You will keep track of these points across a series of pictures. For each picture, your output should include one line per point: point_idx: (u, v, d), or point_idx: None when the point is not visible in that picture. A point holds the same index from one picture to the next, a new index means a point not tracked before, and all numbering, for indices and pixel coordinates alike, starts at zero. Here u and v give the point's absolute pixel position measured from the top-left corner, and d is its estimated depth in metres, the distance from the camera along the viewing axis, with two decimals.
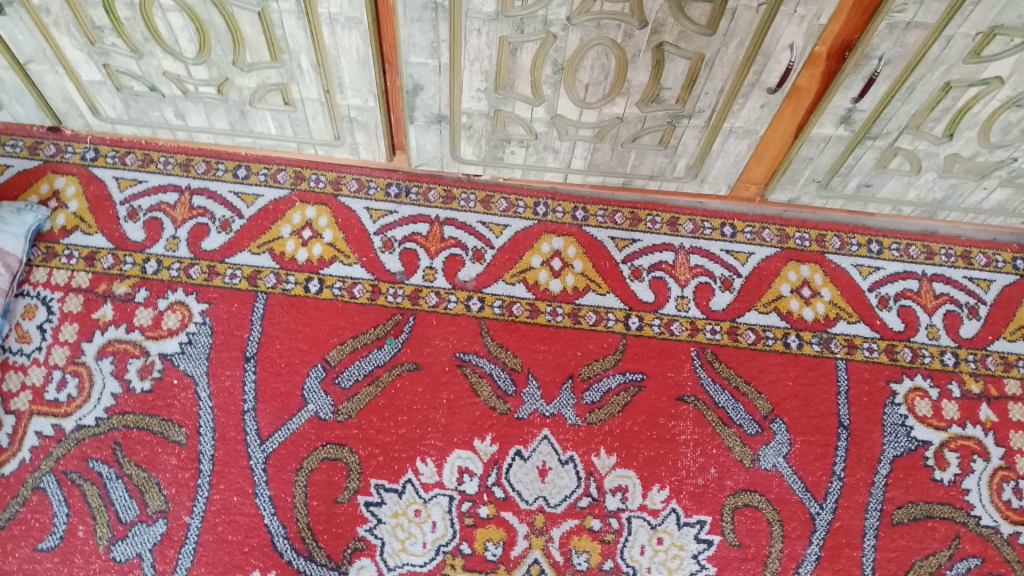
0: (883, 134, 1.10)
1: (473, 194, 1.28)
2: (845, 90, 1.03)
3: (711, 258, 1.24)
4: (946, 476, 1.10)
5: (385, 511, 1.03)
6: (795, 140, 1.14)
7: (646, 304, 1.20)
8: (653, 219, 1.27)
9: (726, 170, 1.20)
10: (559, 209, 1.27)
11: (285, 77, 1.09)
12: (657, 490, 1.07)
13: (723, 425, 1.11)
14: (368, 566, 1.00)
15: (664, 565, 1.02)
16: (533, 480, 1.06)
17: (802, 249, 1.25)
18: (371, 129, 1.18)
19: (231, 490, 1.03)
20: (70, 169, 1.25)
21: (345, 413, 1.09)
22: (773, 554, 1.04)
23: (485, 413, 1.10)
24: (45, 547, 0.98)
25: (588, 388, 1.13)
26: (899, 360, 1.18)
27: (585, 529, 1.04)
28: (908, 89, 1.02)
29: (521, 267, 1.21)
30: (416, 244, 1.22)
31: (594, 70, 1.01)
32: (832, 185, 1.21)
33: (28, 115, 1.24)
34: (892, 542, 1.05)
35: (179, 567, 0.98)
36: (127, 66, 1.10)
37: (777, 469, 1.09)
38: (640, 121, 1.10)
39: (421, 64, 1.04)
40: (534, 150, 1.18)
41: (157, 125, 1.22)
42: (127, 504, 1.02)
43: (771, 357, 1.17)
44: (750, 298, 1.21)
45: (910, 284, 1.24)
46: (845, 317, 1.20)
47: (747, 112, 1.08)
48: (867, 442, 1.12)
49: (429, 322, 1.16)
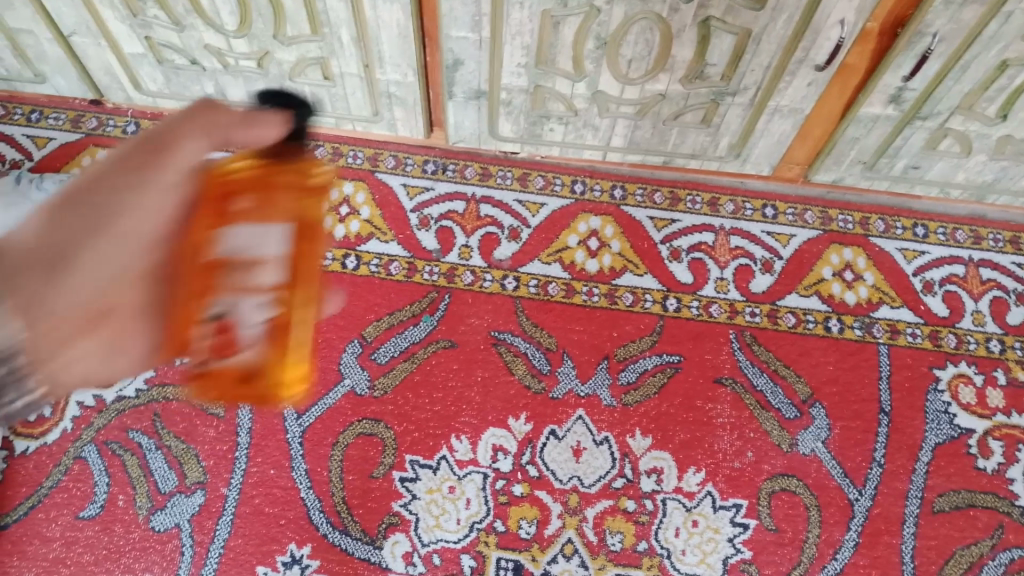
0: (933, 114, 1.07)
1: (510, 171, 1.26)
2: (896, 68, 1.00)
3: (751, 240, 1.22)
4: (989, 465, 1.08)
5: (420, 487, 1.04)
6: (841, 120, 1.11)
7: (684, 285, 1.18)
8: (693, 199, 1.25)
9: (770, 149, 1.17)
10: (597, 188, 1.25)
11: (325, 51, 1.08)
12: (693, 472, 1.06)
13: (761, 409, 1.10)
14: (402, 540, 1.01)
15: (699, 548, 1.02)
16: (567, 460, 1.06)
17: (845, 232, 1.23)
18: (410, 105, 1.17)
19: (268, 463, 1.05)
20: (111, 143, 1.26)
21: (381, 388, 1.09)
22: (810, 539, 1.03)
23: (520, 392, 1.10)
24: (86, 515, 1.01)
25: (625, 369, 1.12)
26: (943, 347, 1.15)
27: (619, 510, 1.04)
28: (962, 67, 0.99)
29: (558, 246, 1.20)
30: (452, 222, 1.22)
31: (637, 45, 0.99)
32: (878, 166, 1.18)
33: (70, 87, 1.24)
34: (932, 530, 1.04)
35: (216, 537, 1.00)
36: (169, 38, 1.10)
37: (815, 454, 1.08)
38: (683, 99, 1.08)
39: (462, 38, 1.03)
40: (574, 127, 1.17)
41: (197, 100, 1.23)
42: (166, 475, 1.04)
43: (811, 341, 1.15)
44: (791, 282, 1.19)
45: (955, 269, 1.21)
46: (888, 302, 1.18)
47: (793, 90, 1.06)
48: (908, 429, 1.10)
49: (464, 300, 1.16)
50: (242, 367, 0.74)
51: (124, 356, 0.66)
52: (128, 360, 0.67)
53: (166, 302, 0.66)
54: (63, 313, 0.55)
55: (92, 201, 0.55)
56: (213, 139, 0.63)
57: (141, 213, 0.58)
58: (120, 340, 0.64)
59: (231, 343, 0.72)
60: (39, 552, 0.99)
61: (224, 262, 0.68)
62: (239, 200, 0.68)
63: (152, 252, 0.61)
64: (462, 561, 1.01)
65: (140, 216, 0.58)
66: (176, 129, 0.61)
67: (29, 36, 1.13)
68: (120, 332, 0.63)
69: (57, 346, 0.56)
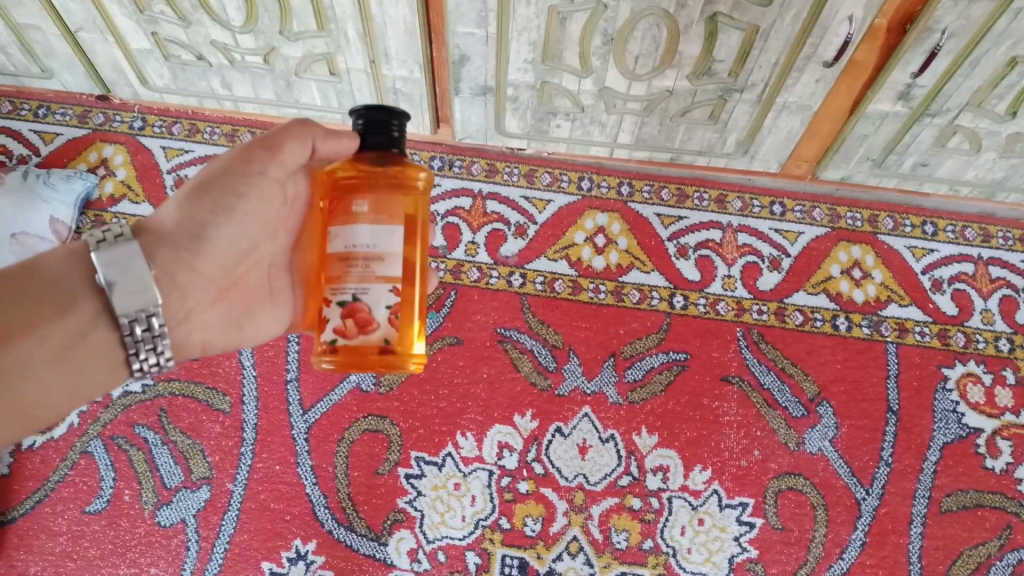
0: (943, 111, 1.06)
1: (516, 167, 1.25)
2: (905, 64, 0.99)
3: (759, 237, 1.21)
4: (997, 465, 1.08)
5: (425, 484, 1.04)
6: (850, 116, 1.11)
7: (692, 283, 1.18)
8: (701, 196, 1.24)
9: (778, 145, 1.17)
10: (604, 184, 1.24)
11: (332, 47, 1.08)
12: (699, 471, 1.06)
13: (768, 407, 1.09)
14: (407, 537, 1.02)
15: (705, 547, 1.03)
16: (573, 457, 1.06)
17: (854, 230, 1.22)
18: (416, 101, 1.17)
19: (274, 459, 1.05)
20: (118, 138, 1.26)
21: (387, 384, 1.08)
22: (816, 538, 1.04)
23: (526, 389, 1.10)
24: (93, 509, 1.02)
25: (631, 367, 1.11)
26: (952, 345, 1.14)
27: (625, 508, 1.04)
28: (972, 64, 0.98)
29: (564, 243, 1.20)
30: (458, 219, 1.21)
31: (644, 41, 0.98)
32: (886, 164, 1.17)
33: (77, 83, 1.24)
34: (940, 529, 1.04)
35: (223, 533, 1.02)
36: (175, 34, 1.10)
37: (823, 453, 1.07)
38: (691, 95, 1.08)
39: (469, 34, 1.02)
40: (580, 123, 1.16)
41: (203, 95, 1.22)
42: (172, 470, 1.04)
43: (819, 339, 1.14)
44: (798, 280, 1.18)
45: (964, 267, 1.20)
46: (897, 300, 1.17)
47: (801, 87, 1.05)
48: (917, 428, 1.09)
49: (470, 297, 1.16)
50: (383, 343, 0.69)
51: (274, 324, 0.83)
52: (273, 329, 0.83)
53: (304, 273, 0.82)
54: (206, 273, 0.74)
55: (226, 190, 0.74)
56: (308, 144, 0.76)
57: (259, 199, 0.75)
58: (268, 302, 0.81)
59: (366, 324, 0.69)
60: (46, 546, 1.00)
61: (349, 255, 0.68)
62: (355, 198, 0.69)
63: (285, 237, 0.80)
64: (467, 558, 1.02)
65: (250, 203, 0.75)
66: (285, 132, 0.74)
67: (37, 31, 1.13)
68: (272, 294, 0.81)
69: (200, 302, 0.75)
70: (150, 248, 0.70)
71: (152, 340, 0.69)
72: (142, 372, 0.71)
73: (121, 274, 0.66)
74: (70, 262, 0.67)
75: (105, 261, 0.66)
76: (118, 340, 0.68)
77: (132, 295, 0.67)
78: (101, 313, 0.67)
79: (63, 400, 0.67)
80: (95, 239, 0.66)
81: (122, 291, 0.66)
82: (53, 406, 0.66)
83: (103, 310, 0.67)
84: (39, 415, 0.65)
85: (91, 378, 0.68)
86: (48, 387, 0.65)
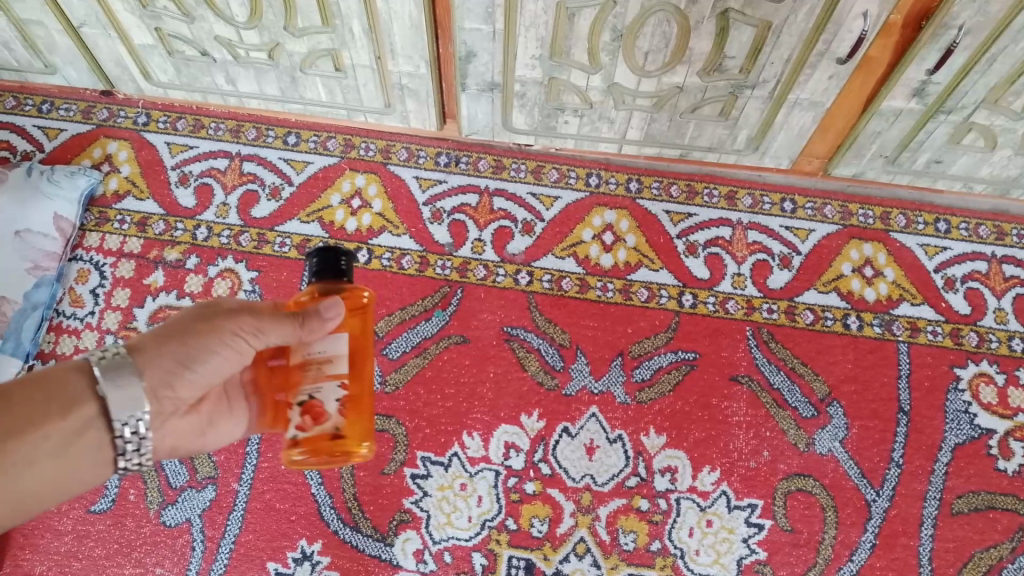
0: (958, 108, 1.04)
1: (524, 163, 1.24)
2: (920, 61, 0.98)
3: (770, 235, 1.20)
4: (1010, 466, 1.06)
5: (431, 484, 1.04)
6: (863, 113, 1.09)
7: (701, 281, 1.16)
8: (710, 192, 1.22)
9: (790, 142, 1.15)
10: (613, 180, 1.23)
11: (336, 43, 1.07)
12: (708, 471, 1.05)
13: (777, 407, 1.08)
14: (413, 538, 1.01)
15: (713, 548, 1.02)
16: (580, 458, 1.05)
17: (865, 227, 1.20)
18: (422, 97, 1.15)
19: (279, 458, 1.04)
20: (122, 134, 1.25)
21: (393, 383, 1.08)
22: (826, 540, 1.02)
23: (533, 388, 1.09)
24: (97, 509, 1.01)
25: (639, 366, 1.10)
26: (964, 345, 1.13)
27: (633, 509, 1.03)
28: (989, 61, 0.96)
29: (572, 240, 1.19)
30: (464, 216, 1.20)
31: (654, 37, 0.97)
32: (900, 161, 1.16)
33: (81, 79, 1.23)
34: (950, 532, 1.03)
35: (227, 532, 1.01)
36: (179, 30, 1.09)
37: (833, 454, 1.06)
38: (700, 91, 1.06)
39: (476, 30, 1.01)
40: (589, 119, 1.15)
41: (207, 90, 1.21)
42: (177, 470, 1.03)
43: (830, 338, 1.13)
44: (809, 278, 1.17)
45: (978, 265, 1.18)
46: (909, 299, 1.16)
47: (814, 83, 1.03)
48: (928, 428, 1.08)
49: (477, 295, 1.15)
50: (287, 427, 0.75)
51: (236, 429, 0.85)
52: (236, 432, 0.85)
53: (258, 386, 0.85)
54: (181, 396, 0.75)
55: (207, 331, 0.74)
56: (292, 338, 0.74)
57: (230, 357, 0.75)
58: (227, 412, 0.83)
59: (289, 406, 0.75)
60: (50, 545, 1.00)
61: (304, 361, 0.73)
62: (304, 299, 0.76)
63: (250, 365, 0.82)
64: (473, 559, 1.01)
65: (222, 356, 0.75)
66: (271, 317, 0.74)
67: (40, 27, 1.12)
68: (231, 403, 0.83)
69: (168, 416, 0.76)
70: (138, 365, 0.70)
71: (139, 442, 0.70)
72: (125, 470, 0.72)
73: (119, 387, 0.68)
74: (77, 371, 0.68)
75: (107, 375, 0.68)
76: (111, 441, 0.70)
77: (127, 403, 0.68)
78: (99, 417, 0.68)
79: (48, 494, 0.68)
80: (96, 356, 0.68)
81: (114, 400, 0.68)
82: (41, 499, 0.68)
83: (101, 415, 0.68)
84: (27, 505, 0.67)
85: (84, 473, 0.69)
86: (40, 481, 0.67)
